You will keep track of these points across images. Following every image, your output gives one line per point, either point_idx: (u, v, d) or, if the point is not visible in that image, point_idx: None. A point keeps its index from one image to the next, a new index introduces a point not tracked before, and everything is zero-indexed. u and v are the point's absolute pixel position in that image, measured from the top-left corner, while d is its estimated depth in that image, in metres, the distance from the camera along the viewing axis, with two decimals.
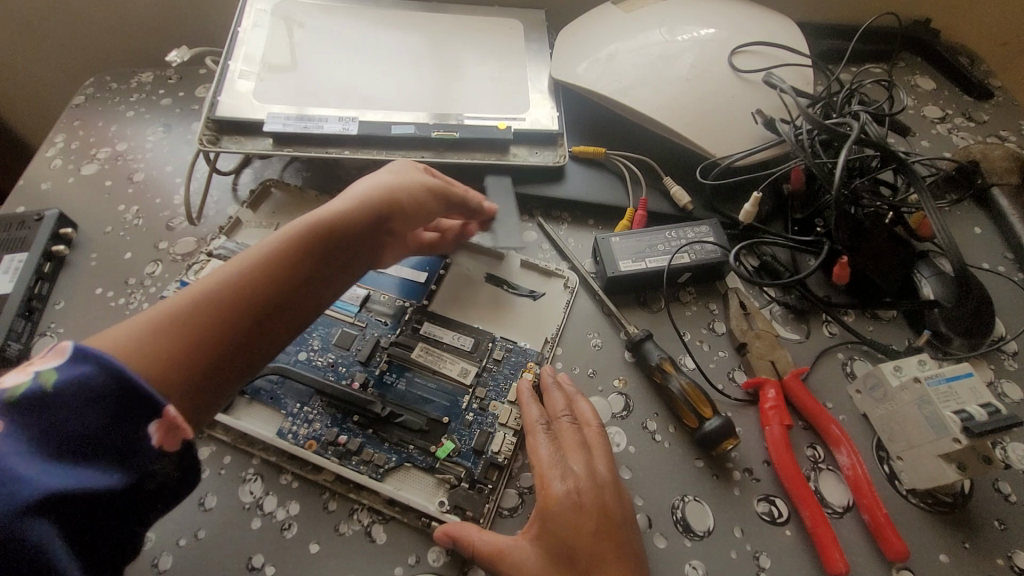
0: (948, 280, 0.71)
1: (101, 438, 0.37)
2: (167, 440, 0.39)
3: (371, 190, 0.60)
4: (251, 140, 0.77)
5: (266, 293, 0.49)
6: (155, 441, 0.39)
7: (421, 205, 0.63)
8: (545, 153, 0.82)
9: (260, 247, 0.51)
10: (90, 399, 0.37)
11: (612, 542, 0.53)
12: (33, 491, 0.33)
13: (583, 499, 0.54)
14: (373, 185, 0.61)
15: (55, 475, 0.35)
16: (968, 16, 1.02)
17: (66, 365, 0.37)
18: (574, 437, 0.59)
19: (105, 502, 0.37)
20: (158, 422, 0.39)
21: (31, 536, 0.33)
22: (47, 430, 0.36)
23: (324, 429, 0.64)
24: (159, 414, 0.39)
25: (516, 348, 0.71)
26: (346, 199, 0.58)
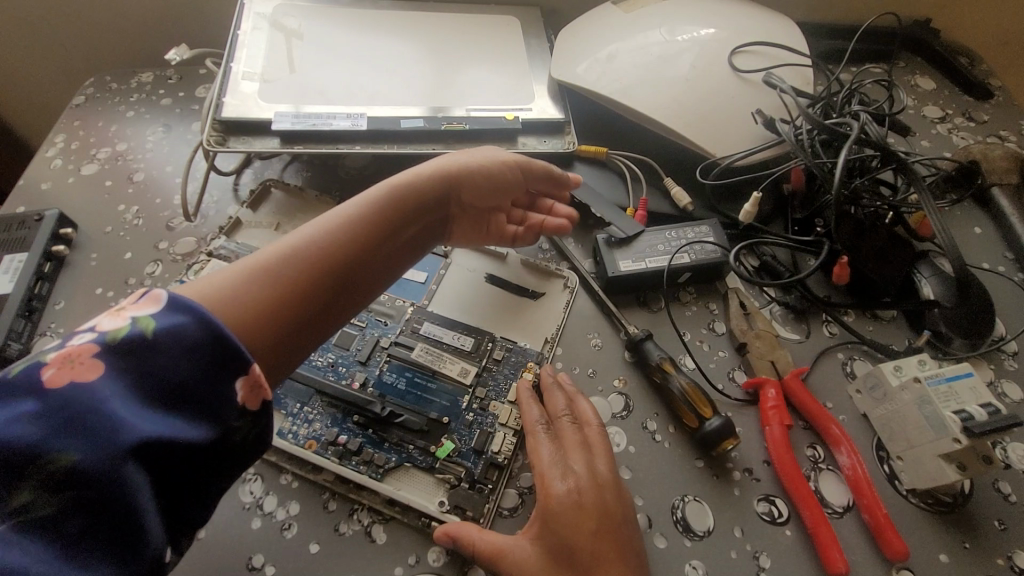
0: (948, 280, 0.71)
1: (191, 391, 0.38)
2: (251, 399, 0.40)
3: (435, 170, 0.63)
4: (260, 140, 0.76)
5: (346, 258, 0.51)
6: (241, 398, 0.40)
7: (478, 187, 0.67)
8: (553, 141, 0.82)
9: (345, 211, 0.54)
10: (184, 350, 0.38)
11: (612, 542, 0.53)
12: (128, 436, 0.35)
13: (582, 499, 0.54)
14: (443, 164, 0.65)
15: (149, 422, 0.36)
16: (968, 17, 1.02)
17: (162, 315, 0.39)
18: (574, 436, 0.59)
19: (190, 454, 0.38)
20: (243, 379, 0.40)
21: (124, 479, 0.34)
22: (142, 377, 0.37)
23: (324, 429, 0.64)
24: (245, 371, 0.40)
25: (516, 348, 0.71)
26: (419, 174, 0.62)
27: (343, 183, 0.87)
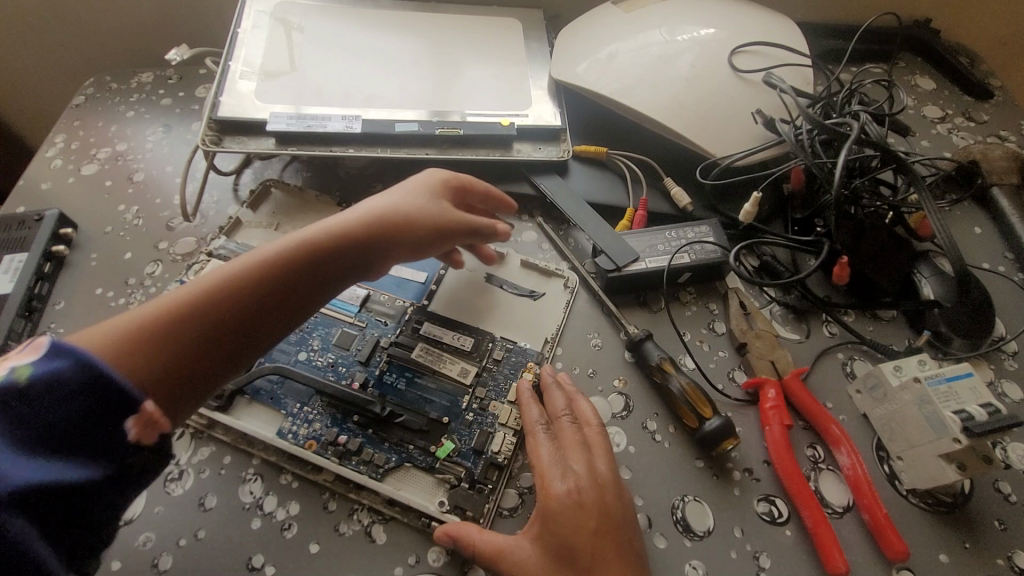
0: (948, 280, 0.71)
1: (74, 434, 0.39)
2: (145, 435, 0.42)
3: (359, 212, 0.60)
4: (253, 141, 0.77)
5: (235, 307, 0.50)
6: (134, 434, 0.41)
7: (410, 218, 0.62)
8: (548, 149, 0.82)
9: (252, 255, 0.53)
10: (67, 393, 0.39)
11: (612, 542, 0.53)
12: (13, 484, 0.36)
13: (583, 499, 0.54)
14: (376, 204, 0.62)
15: (34, 468, 0.37)
16: (968, 16, 1.02)
17: (41, 361, 0.39)
18: (574, 437, 0.59)
19: (82, 492, 0.39)
20: (135, 417, 0.41)
21: (11, 529, 0.35)
22: (25, 423, 0.38)
23: (324, 429, 0.64)
24: (136, 410, 0.41)
25: (516, 348, 0.71)
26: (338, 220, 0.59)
27: (343, 182, 0.87)
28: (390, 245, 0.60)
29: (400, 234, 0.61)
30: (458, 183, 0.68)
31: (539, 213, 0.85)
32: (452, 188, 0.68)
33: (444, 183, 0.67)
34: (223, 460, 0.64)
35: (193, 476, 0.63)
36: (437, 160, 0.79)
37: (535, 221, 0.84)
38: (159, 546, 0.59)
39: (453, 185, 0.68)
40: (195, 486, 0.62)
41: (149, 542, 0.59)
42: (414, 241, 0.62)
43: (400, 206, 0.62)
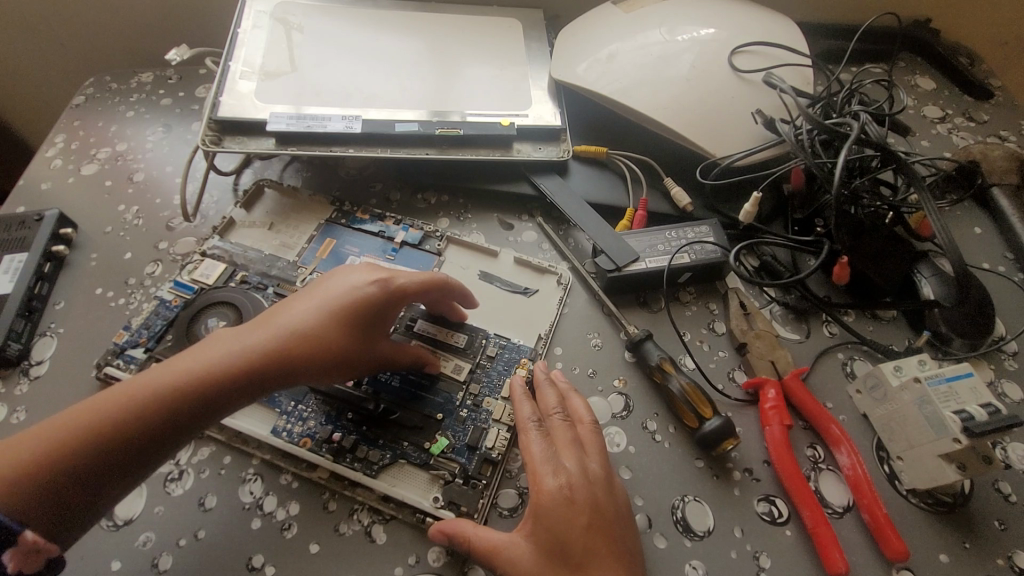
0: (948, 280, 0.71)
1: None
2: (27, 565, 0.45)
3: (282, 331, 0.58)
4: (253, 141, 0.77)
5: (121, 438, 0.49)
6: (13, 567, 0.44)
7: (329, 341, 0.59)
8: (548, 148, 0.82)
9: (158, 376, 0.52)
10: None
11: (604, 538, 0.53)
12: None
13: (575, 494, 0.54)
14: (300, 320, 0.59)
15: None
16: (969, 16, 1.02)
17: None
18: (567, 434, 0.59)
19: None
20: (14, 548, 0.44)
21: None
22: None
23: (319, 427, 0.64)
24: (16, 542, 0.44)
25: (510, 345, 0.71)
26: (257, 339, 0.57)
27: (343, 183, 0.87)
28: (296, 374, 0.57)
29: (307, 366, 0.58)
30: (399, 292, 0.63)
31: (539, 213, 0.85)
32: (390, 298, 0.63)
33: (378, 294, 0.62)
34: (223, 460, 0.64)
35: (193, 476, 0.63)
36: (436, 161, 0.79)
37: (535, 221, 0.84)
38: (159, 546, 0.59)
39: (391, 295, 0.63)
40: (195, 486, 0.62)
41: (148, 542, 0.59)
42: (324, 371, 0.59)
43: (313, 331, 0.58)
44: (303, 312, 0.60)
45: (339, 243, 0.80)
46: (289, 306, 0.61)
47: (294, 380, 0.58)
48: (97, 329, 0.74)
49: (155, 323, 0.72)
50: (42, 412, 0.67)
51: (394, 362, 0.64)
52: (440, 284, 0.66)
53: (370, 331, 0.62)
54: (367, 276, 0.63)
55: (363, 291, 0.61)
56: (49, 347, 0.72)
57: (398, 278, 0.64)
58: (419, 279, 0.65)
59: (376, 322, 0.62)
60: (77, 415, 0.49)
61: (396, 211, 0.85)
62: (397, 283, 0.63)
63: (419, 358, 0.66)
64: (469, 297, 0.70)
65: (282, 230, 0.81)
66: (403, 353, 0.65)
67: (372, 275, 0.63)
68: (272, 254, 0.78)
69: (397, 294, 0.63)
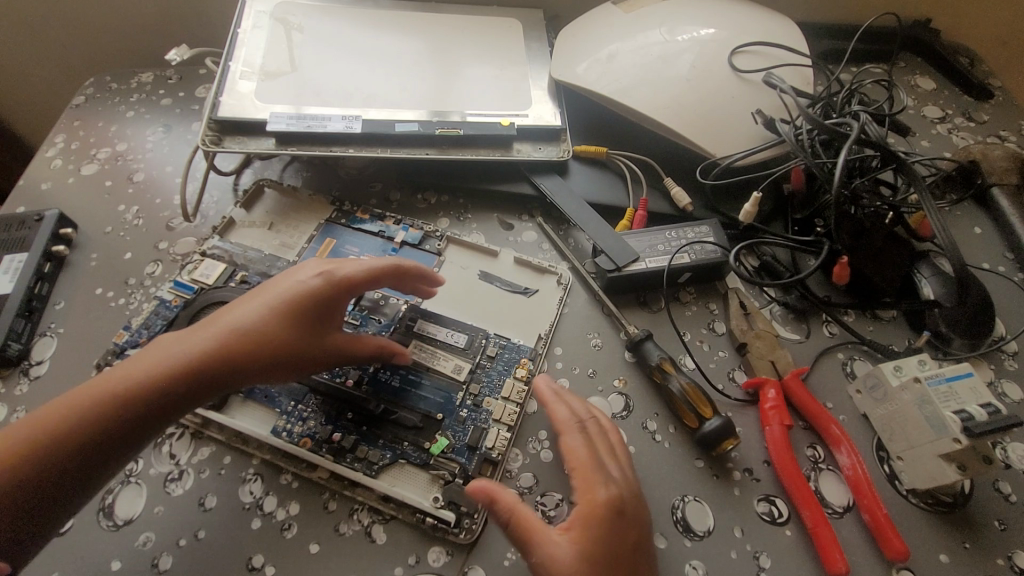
0: (948, 280, 0.71)
1: None
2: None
3: (222, 333, 0.57)
4: (253, 141, 0.77)
5: (65, 452, 0.50)
6: None
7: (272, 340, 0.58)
8: (548, 149, 0.82)
9: (98, 388, 0.53)
10: None
11: (645, 550, 0.54)
12: None
13: (624, 504, 0.55)
14: (242, 320, 0.58)
15: None
16: (969, 16, 1.02)
17: None
18: (609, 444, 0.59)
19: None
20: None
21: None
22: None
23: (319, 427, 0.64)
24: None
25: (510, 345, 0.71)
26: (197, 343, 0.56)
27: (343, 183, 0.87)
28: (239, 375, 0.57)
29: (250, 366, 0.57)
30: (345, 283, 0.62)
31: (539, 213, 0.85)
32: (334, 291, 0.62)
33: (321, 289, 0.61)
34: (223, 460, 0.64)
35: (193, 476, 0.63)
36: (436, 161, 0.79)
37: (535, 221, 0.84)
38: (158, 546, 0.59)
39: (335, 288, 0.62)
40: (194, 486, 0.62)
41: (148, 542, 0.59)
42: (269, 370, 0.59)
43: (254, 332, 0.58)
44: (243, 313, 0.59)
45: (338, 243, 0.80)
46: (232, 306, 0.60)
47: (240, 381, 0.58)
48: (97, 329, 0.74)
49: (155, 323, 0.72)
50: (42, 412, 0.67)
51: (350, 355, 0.64)
52: (389, 272, 0.65)
53: (318, 325, 0.62)
54: (311, 271, 0.62)
55: (306, 286, 0.61)
56: (49, 347, 0.72)
57: (344, 269, 0.63)
58: (367, 268, 0.64)
59: (324, 316, 0.62)
60: (22, 432, 0.51)
61: (396, 210, 0.85)
62: (341, 276, 0.62)
63: (381, 349, 0.66)
64: (430, 275, 0.69)
65: (282, 230, 0.81)
66: (359, 345, 0.64)
67: (316, 270, 0.62)
68: (272, 254, 0.78)
69: (341, 288, 0.62)
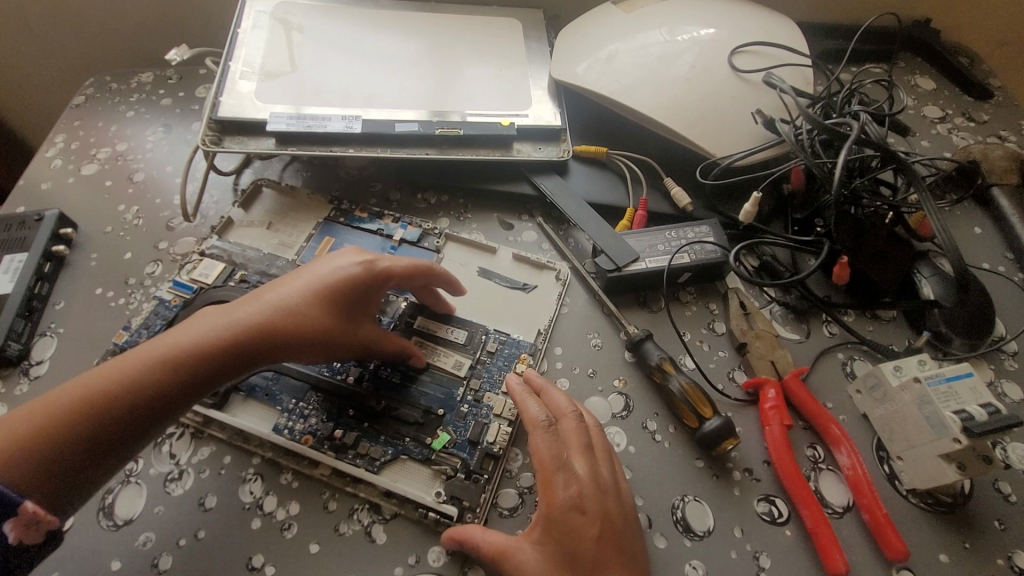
0: (948, 280, 0.71)
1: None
2: (28, 536, 0.46)
3: (268, 307, 0.58)
4: (253, 140, 0.77)
5: (116, 410, 0.50)
6: (15, 536, 0.45)
7: (313, 319, 0.59)
8: (548, 148, 0.82)
9: (149, 351, 0.54)
10: None
11: (613, 549, 0.54)
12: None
13: (586, 505, 0.54)
14: (286, 296, 0.60)
15: None
16: (969, 16, 1.02)
17: None
18: (579, 439, 0.58)
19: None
20: (15, 519, 0.45)
21: None
22: None
23: (320, 424, 0.64)
24: (17, 512, 0.45)
25: (510, 340, 0.71)
26: (243, 316, 0.57)
27: (343, 183, 0.87)
28: (281, 350, 0.58)
29: (292, 343, 0.58)
30: (384, 274, 0.64)
31: (539, 213, 0.85)
32: (375, 280, 0.63)
33: (364, 275, 0.63)
34: (223, 460, 0.64)
35: (193, 476, 0.63)
36: (436, 161, 0.79)
37: (535, 221, 0.84)
38: (159, 546, 0.59)
39: (375, 276, 0.63)
40: (194, 486, 0.62)
41: (148, 542, 0.59)
42: (308, 350, 0.60)
43: (298, 309, 0.59)
44: (286, 290, 0.60)
45: (338, 242, 0.79)
46: (274, 284, 0.62)
47: (281, 356, 0.58)
48: (97, 329, 0.74)
49: (155, 323, 0.72)
50: None
51: (380, 347, 0.64)
52: (425, 270, 0.67)
53: (355, 311, 0.63)
54: (353, 258, 0.64)
55: (347, 272, 0.62)
56: (49, 347, 0.72)
57: (382, 261, 0.65)
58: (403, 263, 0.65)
59: (361, 303, 0.63)
60: (71, 388, 0.51)
61: (396, 210, 0.85)
62: (383, 266, 0.64)
63: (405, 349, 0.66)
64: (455, 283, 0.71)
65: (281, 230, 0.81)
66: (389, 341, 0.65)
67: (358, 259, 0.64)
68: (272, 254, 0.78)
69: (382, 276, 0.64)
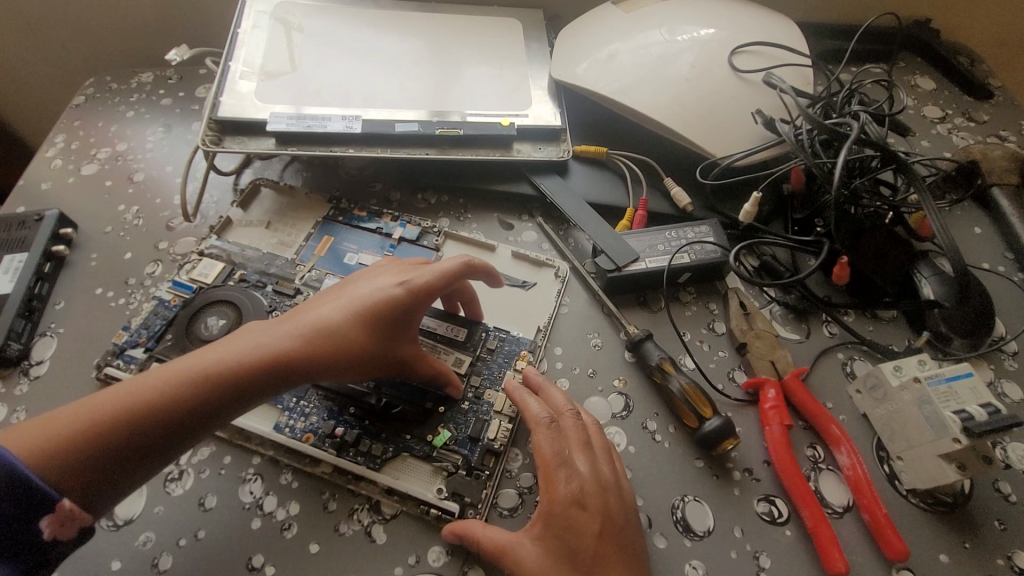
0: (948, 280, 0.70)
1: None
2: (62, 532, 0.46)
3: (310, 325, 0.58)
4: (253, 141, 0.77)
5: (154, 420, 0.50)
6: (49, 533, 0.45)
7: (352, 339, 0.59)
8: (548, 148, 0.82)
9: (192, 362, 0.54)
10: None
11: (615, 547, 0.53)
12: None
13: (587, 500, 0.54)
14: (326, 316, 0.59)
15: None
16: (969, 17, 1.02)
17: None
18: (579, 435, 0.58)
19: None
20: (52, 516, 0.45)
21: None
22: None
23: (321, 422, 0.65)
24: (54, 509, 0.45)
25: (509, 338, 0.72)
26: (285, 335, 0.57)
27: (343, 183, 0.87)
28: (317, 371, 0.58)
29: (331, 363, 0.58)
30: (423, 293, 0.62)
31: (539, 213, 0.85)
32: (413, 300, 0.62)
33: (403, 297, 0.61)
34: (223, 460, 0.64)
35: (193, 476, 0.63)
36: (436, 161, 0.79)
37: (535, 221, 0.84)
38: (159, 546, 0.59)
39: (415, 297, 0.62)
40: (195, 486, 0.62)
41: (149, 542, 0.59)
42: (345, 370, 0.59)
43: (335, 329, 0.59)
44: (328, 310, 0.60)
45: (337, 241, 0.80)
46: (317, 303, 0.62)
47: (317, 376, 0.58)
48: (97, 329, 0.73)
49: (154, 323, 0.72)
50: (41, 412, 0.67)
51: (414, 369, 0.63)
52: (461, 271, 0.65)
53: (395, 333, 0.62)
54: (393, 279, 0.63)
55: (388, 293, 0.61)
56: (49, 347, 0.72)
57: (419, 277, 0.63)
58: (439, 275, 0.63)
59: (402, 325, 0.62)
60: (115, 392, 0.51)
61: (396, 210, 0.85)
62: (421, 284, 0.62)
63: (444, 373, 0.65)
64: (494, 277, 0.71)
65: (280, 229, 0.81)
66: (425, 363, 0.64)
67: (397, 278, 0.63)
68: (271, 253, 0.78)
69: (421, 296, 0.62)
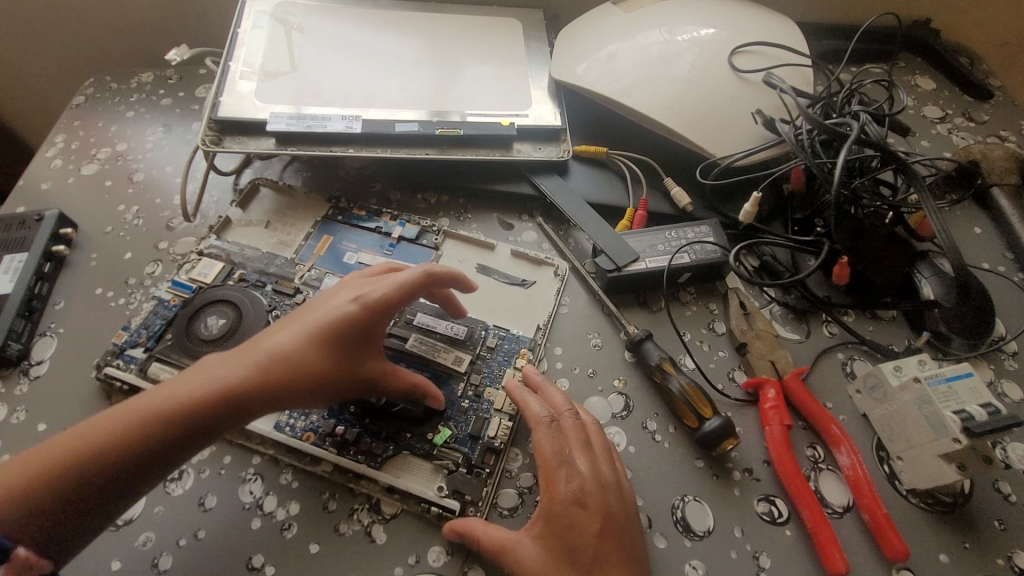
0: (947, 280, 0.71)
1: None
2: None
3: (266, 354, 0.56)
4: (253, 141, 0.77)
5: (106, 466, 0.50)
6: None
7: (312, 367, 0.56)
8: (548, 148, 0.82)
9: (144, 403, 0.52)
10: None
11: (615, 546, 0.53)
12: None
13: (587, 499, 0.54)
14: (283, 344, 0.57)
15: None
16: (969, 16, 1.02)
17: None
18: (579, 435, 0.58)
19: None
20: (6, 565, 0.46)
21: None
22: None
23: (321, 421, 0.65)
24: (8, 558, 0.46)
25: (509, 336, 0.72)
26: (240, 367, 0.55)
27: (343, 183, 0.87)
28: (277, 402, 0.55)
29: (291, 393, 0.55)
30: (381, 310, 0.60)
31: (539, 213, 0.85)
32: (372, 315, 0.59)
33: (361, 318, 0.59)
34: (223, 460, 0.64)
35: (193, 476, 0.63)
36: (436, 161, 0.79)
37: (535, 221, 0.84)
38: (159, 546, 0.59)
39: (371, 314, 0.59)
40: (194, 486, 0.62)
41: (149, 542, 0.59)
42: (307, 397, 0.56)
43: (292, 358, 0.56)
44: (284, 336, 0.57)
45: (336, 241, 0.80)
46: (276, 328, 0.59)
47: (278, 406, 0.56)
48: (97, 330, 0.74)
49: (154, 323, 0.72)
50: (42, 412, 0.67)
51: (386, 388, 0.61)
52: (421, 283, 0.62)
53: (358, 354, 0.59)
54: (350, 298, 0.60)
55: (345, 311, 0.59)
56: (49, 347, 0.72)
57: (376, 293, 0.60)
58: (398, 289, 0.61)
59: (363, 345, 0.59)
60: (68, 438, 0.50)
61: (396, 209, 0.85)
62: (377, 298, 0.60)
63: (418, 387, 0.63)
64: (463, 281, 0.68)
65: (280, 229, 0.81)
66: (397, 380, 0.61)
67: (354, 295, 0.60)
68: (271, 252, 0.78)
69: (379, 314, 0.60)
